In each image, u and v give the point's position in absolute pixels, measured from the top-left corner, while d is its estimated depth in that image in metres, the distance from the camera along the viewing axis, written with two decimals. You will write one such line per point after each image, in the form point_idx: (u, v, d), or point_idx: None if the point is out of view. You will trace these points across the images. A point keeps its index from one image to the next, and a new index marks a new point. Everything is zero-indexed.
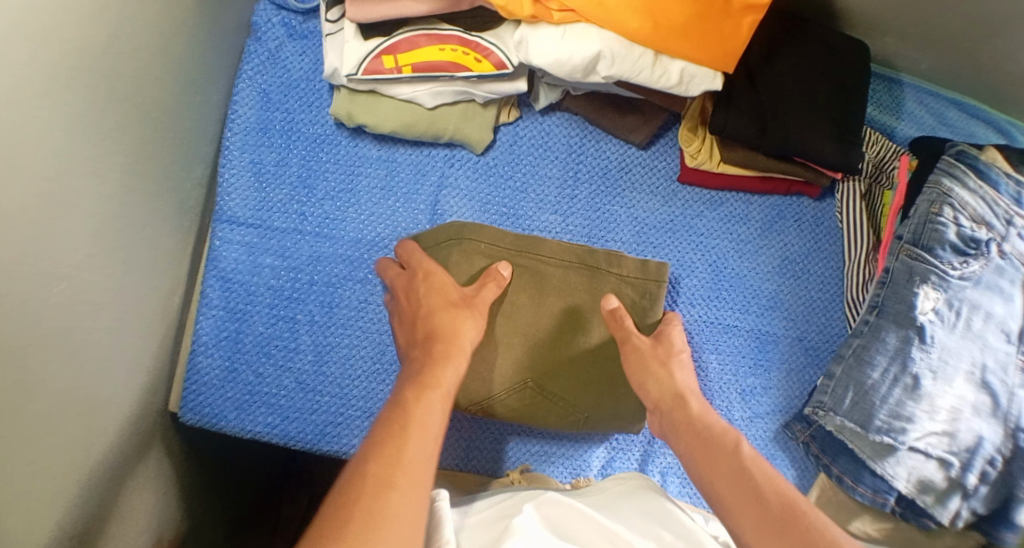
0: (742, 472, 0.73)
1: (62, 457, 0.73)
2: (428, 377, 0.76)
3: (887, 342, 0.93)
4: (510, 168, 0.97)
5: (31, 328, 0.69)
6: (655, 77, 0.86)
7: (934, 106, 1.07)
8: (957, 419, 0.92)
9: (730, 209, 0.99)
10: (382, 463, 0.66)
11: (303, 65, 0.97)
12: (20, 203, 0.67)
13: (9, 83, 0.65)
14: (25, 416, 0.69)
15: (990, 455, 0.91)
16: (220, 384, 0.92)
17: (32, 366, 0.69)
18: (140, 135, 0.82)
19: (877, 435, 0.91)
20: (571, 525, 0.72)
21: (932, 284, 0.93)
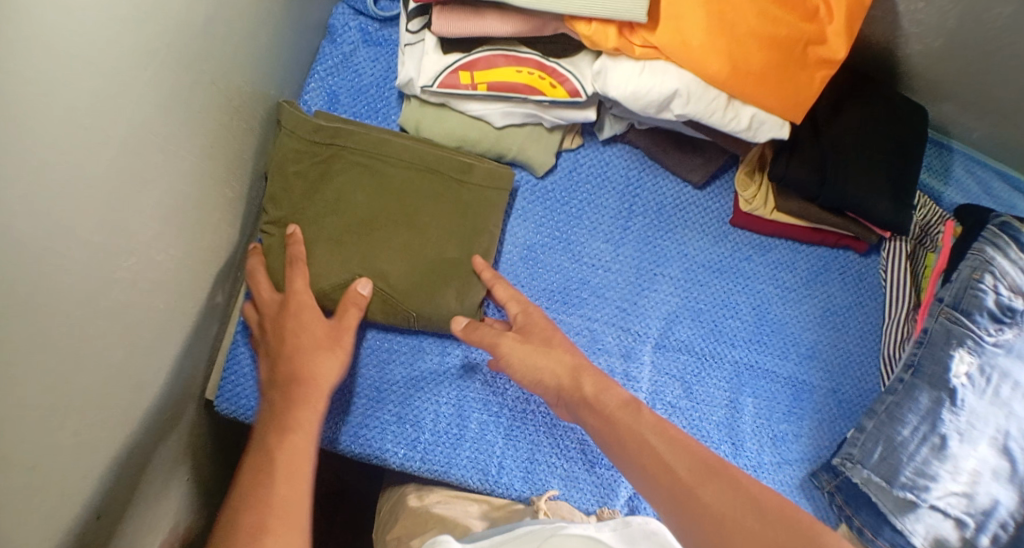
0: (720, 482, 0.73)
1: (100, 433, 0.74)
2: (287, 417, 0.79)
3: (920, 400, 0.95)
4: (567, 193, 0.98)
5: (93, 300, 0.69)
6: (725, 120, 0.87)
7: (981, 175, 1.09)
8: (977, 481, 0.93)
9: (778, 255, 1.01)
10: (256, 510, 0.72)
11: (375, 71, 0.98)
12: (103, 173, 0.67)
13: (111, 54, 0.65)
14: (77, 388, 0.69)
15: (1003, 519, 0.92)
16: (259, 376, 0.93)
17: (88, 336, 0.69)
18: (220, 122, 0.83)
19: (900, 490, 0.92)
20: None
21: (968, 348, 0.95)
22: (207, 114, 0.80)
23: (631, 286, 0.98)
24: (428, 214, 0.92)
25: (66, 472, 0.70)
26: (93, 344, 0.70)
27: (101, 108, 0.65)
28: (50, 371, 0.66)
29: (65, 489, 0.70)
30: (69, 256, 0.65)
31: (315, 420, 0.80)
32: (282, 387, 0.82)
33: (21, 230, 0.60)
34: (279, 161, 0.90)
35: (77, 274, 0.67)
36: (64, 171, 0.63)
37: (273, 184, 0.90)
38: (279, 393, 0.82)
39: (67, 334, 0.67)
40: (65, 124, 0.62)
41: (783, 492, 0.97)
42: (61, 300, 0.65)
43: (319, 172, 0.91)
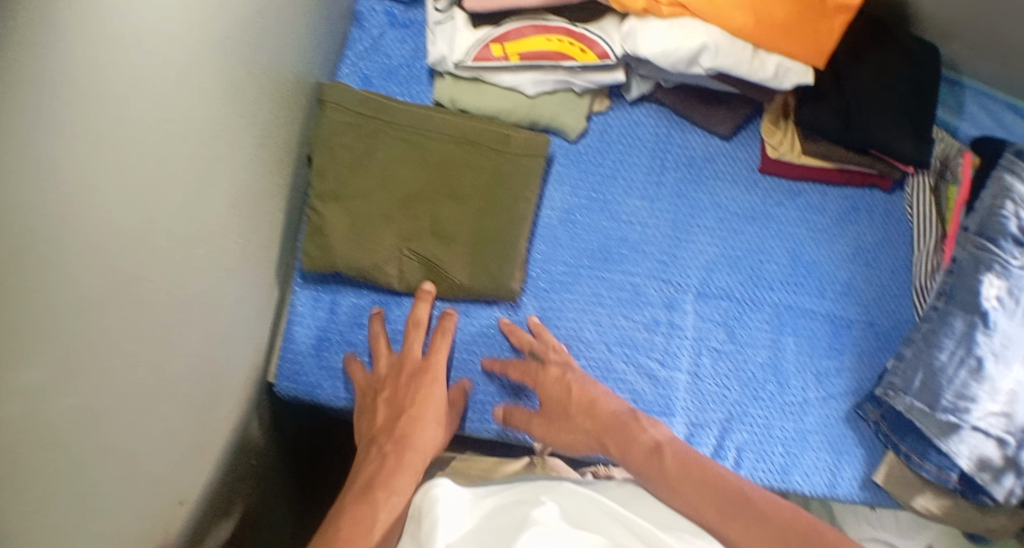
0: (741, 523, 0.76)
1: (182, 417, 0.78)
2: (383, 481, 0.82)
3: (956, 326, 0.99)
4: (600, 155, 1.01)
5: (172, 286, 0.73)
6: (753, 70, 0.90)
7: (992, 109, 1.12)
8: (1015, 400, 0.97)
9: (808, 199, 1.04)
10: None
11: (404, 52, 1.01)
12: (177, 165, 0.71)
13: (178, 51, 0.69)
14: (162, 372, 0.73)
15: None
16: (314, 352, 0.96)
17: (169, 322, 0.73)
18: (269, 113, 0.86)
19: (944, 414, 0.96)
20: (588, 517, 0.75)
21: (996, 271, 0.98)
22: (261, 107, 0.84)
23: (669, 239, 1.01)
24: (470, 188, 0.96)
25: (156, 453, 0.74)
26: (176, 330, 0.74)
27: (171, 104, 0.69)
28: (143, 353, 0.70)
29: (156, 469, 0.74)
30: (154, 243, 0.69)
31: (406, 488, 0.82)
32: (397, 443, 0.86)
33: (115, 224, 0.64)
34: (325, 143, 0.92)
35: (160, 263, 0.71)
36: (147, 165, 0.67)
37: (319, 159, 0.92)
38: (388, 447, 0.85)
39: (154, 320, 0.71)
40: (147, 121, 0.66)
41: (829, 425, 1.02)
42: (145, 287, 0.69)
43: (363, 147, 0.93)
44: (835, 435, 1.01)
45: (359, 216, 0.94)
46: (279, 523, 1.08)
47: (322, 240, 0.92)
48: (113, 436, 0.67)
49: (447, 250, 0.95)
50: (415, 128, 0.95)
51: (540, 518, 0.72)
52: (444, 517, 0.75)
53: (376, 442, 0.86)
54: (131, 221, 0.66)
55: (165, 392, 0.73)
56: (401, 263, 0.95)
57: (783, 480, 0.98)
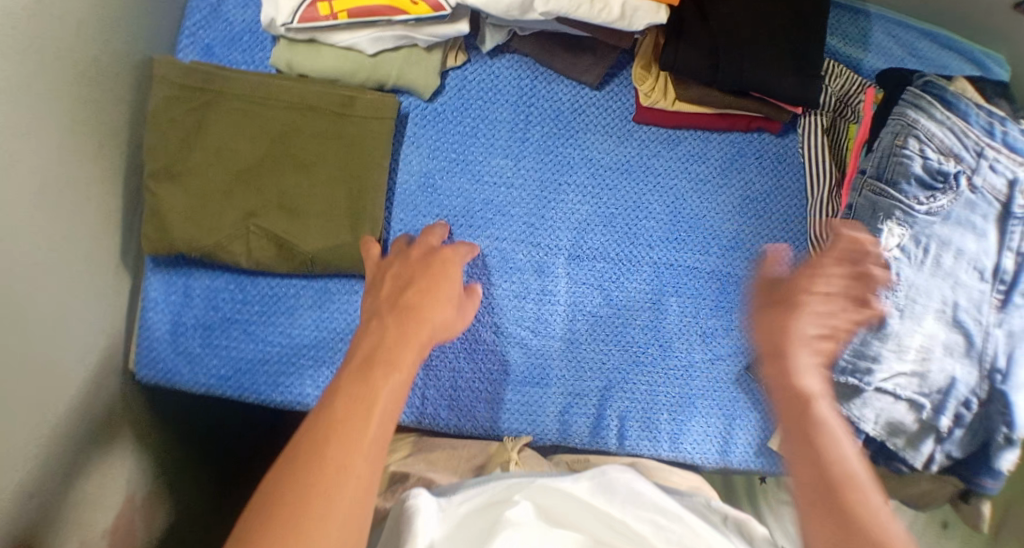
0: (813, 442, 0.63)
1: (13, 418, 0.75)
2: (386, 356, 0.68)
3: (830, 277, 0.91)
4: (459, 113, 0.95)
5: None
6: (595, 12, 0.82)
7: (903, 37, 1.02)
8: (929, 358, 0.89)
9: (689, 147, 0.97)
10: (320, 467, 0.60)
11: (246, 16, 0.95)
12: None
13: None
14: None
15: (964, 397, 0.88)
16: (170, 338, 0.93)
17: None
18: (81, 92, 0.82)
19: (842, 377, 0.90)
20: (569, 518, 0.68)
21: (896, 220, 0.90)
22: (62, 87, 0.79)
23: (537, 199, 0.95)
24: (315, 157, 0.90)
25: None
26: None
27: None
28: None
29: None
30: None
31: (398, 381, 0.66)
32: (399, 315, 0.73)
33: None
34: (158, 114, 0.88)
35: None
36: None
37: (149, 137, 0.88)
38: (388, 318, 0.72)
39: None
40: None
41: (719, 389, 0.94)
42: None
43: (195, 121, 0.89)
44: (726, 397, 0.94)
45: (199, 192, 0.89)
46: (187, 510, 1.07)
47: (160, 221, 0.88)
48: None
49: (296, 224, 0.90)
50: (250, 96, 0.89)
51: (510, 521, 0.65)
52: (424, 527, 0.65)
53: (377, 312, 0.74)
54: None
55: None
56: (248, 241, 0.90)
57: (670, 449, 0.94)
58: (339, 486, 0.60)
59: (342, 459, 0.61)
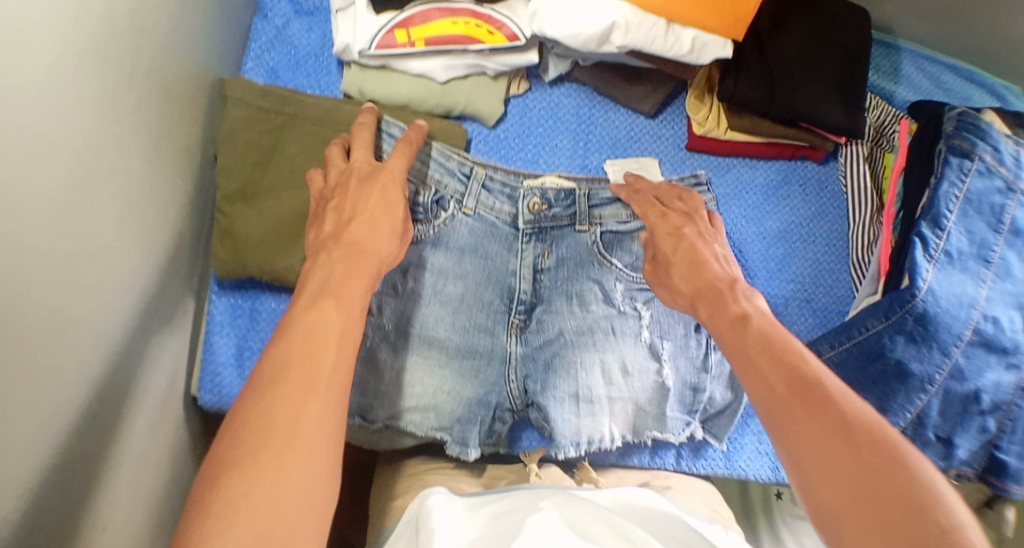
0: (754, 359, 0.72)
1: (99, 443, 0.74)
2: (337, 285, 0.72)
3: (566, 312, 0.92)
4: (521, 139, 0.98)
5: (71, 311, 0.69)
6: (668, 45, 0.86)
7: (931, 71, 1.09)
8: (471, 348, 0.92)
9: (738, 173, 1.02)
10: (265, 432, 0.60)
11: (312, 41, 0.97)
12: (59, 182, 0.66)
13: (44, 58, 0.64)
14: (75, 399, 0.69)
15: (557, 396, 0.90)
16: (235, 361, 0.94)
17: (74, 350, 0.69)
18: (161, 113, 0.82)
19: (564, 420, 0.90)
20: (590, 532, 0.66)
21: (597, 257, 0.93)
22: (146, 111, 0.79)
23: None
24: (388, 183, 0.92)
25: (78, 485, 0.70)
26: (80, 351, 0.70)
27: (42, 118, 0.64)
28: (38, 380, 0.65)
29: (79, 501, 0.71)
30: (37, 267, 0.64)
31: (330, 342, 0.66)
32: (347, 250, 0.76)
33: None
34: (234, 134, 0.90)
35: (48, 283, 0.65)
36: (11, 175, 0.61)
37: (223, 157, 0.90)
38: (337, 253, 0.76)
39: (50, 344, 0.66)
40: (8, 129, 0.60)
41: None
42: (41, 313, 0.65)
43: (269, 143, 0.91)
44: None
45: (271, 213, 0.91)
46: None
47: (232, 242, 0.91)
48: (18, 477, 0.63)
49: None
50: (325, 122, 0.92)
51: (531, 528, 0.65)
52: (441, 527, 0.68)
53: (326, 247, 0.77)
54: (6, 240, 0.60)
55: (69, 425, 0.68)
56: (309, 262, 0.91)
57: (726, 467, 1.00)
58: (307, 403, 0.62)
59: (299, 399, 0.62)
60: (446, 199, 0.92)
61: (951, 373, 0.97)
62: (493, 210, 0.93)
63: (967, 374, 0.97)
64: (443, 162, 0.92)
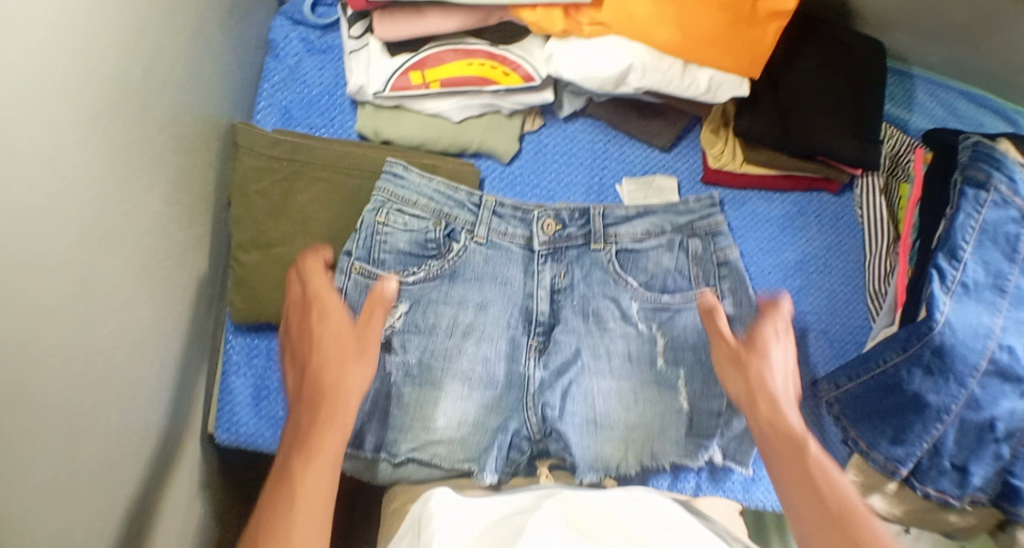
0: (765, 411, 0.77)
1: (120, 502, 0.74)
2: (332, 380, 0.73)
3: (583, 330, 0.93)
4: (536, 176, 0.97)
5: (92, 377, 0.69)
6: (684, 86, 0.86)
7: (944, 97, 1.09)
8: (492, 377, 0.92)
9: (754, 206, 1.02)
10: (273, 514, 0.64)
11: (324, 79, 0.97)
12: (75, 253, 0.66)
13: (59, 133, 0.63)
14: (95, 465, 0.70)
15: (580, 420, 0.91)
16: (252, 400, 0.94)
17: (93, 416, 0.69)
18: (176, 166, 0.81)
19: (588, 443, 0.91)
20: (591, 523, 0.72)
21: (612, 275, 0.94)
22: (161, 166, 0.78)
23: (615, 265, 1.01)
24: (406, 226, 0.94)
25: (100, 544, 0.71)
26: (99, 415, 0.70)
27: (58, 194, 0.63)
28: (61, 447, 0.65)
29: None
30: (57, 341, 0.64)
31: (336, 436, 0.70)
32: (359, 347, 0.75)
33: (17, 330, 0.59)
34: (246, 181, 0.89)
35: (68, 349, 0.65)
36: (30, 255, 0.61)
37: (234, 208, 0.89)
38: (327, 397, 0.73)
39: (71, 410, 0.66)
40: (27, 199, 0.60)
41: None
42: (62, 386, 0.65)
43: (280, 191, 0.90)
44: None
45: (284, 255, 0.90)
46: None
47: (247, 290, 0.89)
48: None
49: None
50: (338, 165, 0.91)
51: (534, 525, 0.69)
52: (441, 529, 0.71)
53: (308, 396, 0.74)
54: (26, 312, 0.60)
55: (90, 490, 0.69)
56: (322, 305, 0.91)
57: (743, 498, 1.01)
58: (297, 498, 0.65)
59: (290, 494, 0.66)
60: (457, 231, 0.92)
61: (967, 404, 0.95)
62: (505, 235, 0.94)
63: (983, 404, 0.94)
64: (451, 194, 0.92)
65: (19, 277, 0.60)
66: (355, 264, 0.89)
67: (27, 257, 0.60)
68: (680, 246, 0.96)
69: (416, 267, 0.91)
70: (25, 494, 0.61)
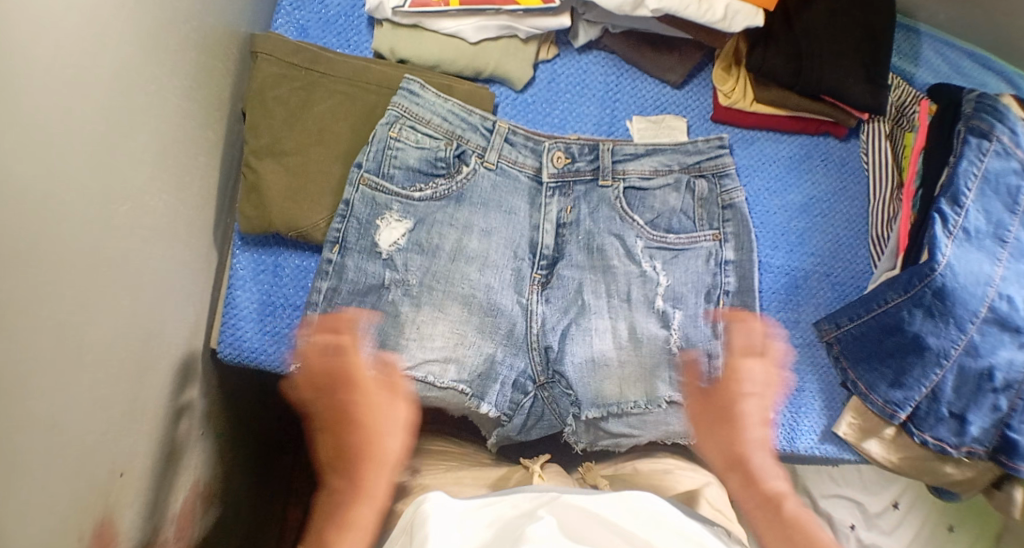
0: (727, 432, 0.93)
1: (110, 379, 0.75)
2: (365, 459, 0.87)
3: (586, 267, 0.95)
4: (549, 105, 0.99)
5: (90, 240, 0.69)
6: (701, 11, 0.89)
7: (950, 56, 1.11)
8: (493, 309, 0.92)
9: (762, 146, 1.04)
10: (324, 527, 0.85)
11: (342, 0, 0.97)
12: (90, 113, 0.67)
13: None
14: (89, 334, 0.71)
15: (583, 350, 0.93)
16: (258, 316, 0.93)
17: (90, 282, 0.70)
18: (196, 60, 0.82)
19: (585, 367, 0.93)
20: (588, 533, 0.67)
21: (619, 212, 0.95)
22: (182, 56, 0.80)
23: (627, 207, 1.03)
24: None
25: (84, 413, 0.71)
26: (96, 284, 0.71)
27: (78, 48, 0.65)
28: (55, 301, 0.66)
29: (85, 432, 0.72)
30: (61, 194, 0.65)
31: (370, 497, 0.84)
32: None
33: (23, 166, 0.61)
34: (264, 87, 0.90)
35: (72, 210, 0.67)
36: (44, 99, 0.62)
37: (252, 113, 0.90)
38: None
39: (68, 270, 0.67)
40: (42, 50, 0.62)
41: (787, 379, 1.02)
42: (59, 239, 0.65)
43: (299, 101, 0.91)
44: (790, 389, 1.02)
45: (297, 165, 0.91)
46: (234, 495, 1.07)
47: (257, 197, 0.90)
48: (30, 398, 0.64)
49: None
50: (356, 80, 0.92)
51: (534, 534, 0.65)
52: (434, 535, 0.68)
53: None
54: (36, 159, 0.62)
55: (76, 355, 0.69)
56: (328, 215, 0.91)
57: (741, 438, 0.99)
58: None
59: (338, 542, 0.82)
60: (468, 153, 0.93)
61: (966, 350, 0.94)
62: (515, 164, 0.94)
63: (983, 351, 0.94)
64: (464, 118, 0.93)
65: (35, 126, 0.61)
66: (365, 176, 0.90)
67: (38, 100, 0.61)
68: (687, 186, 0.96)
69: (427, 185, 0.91)
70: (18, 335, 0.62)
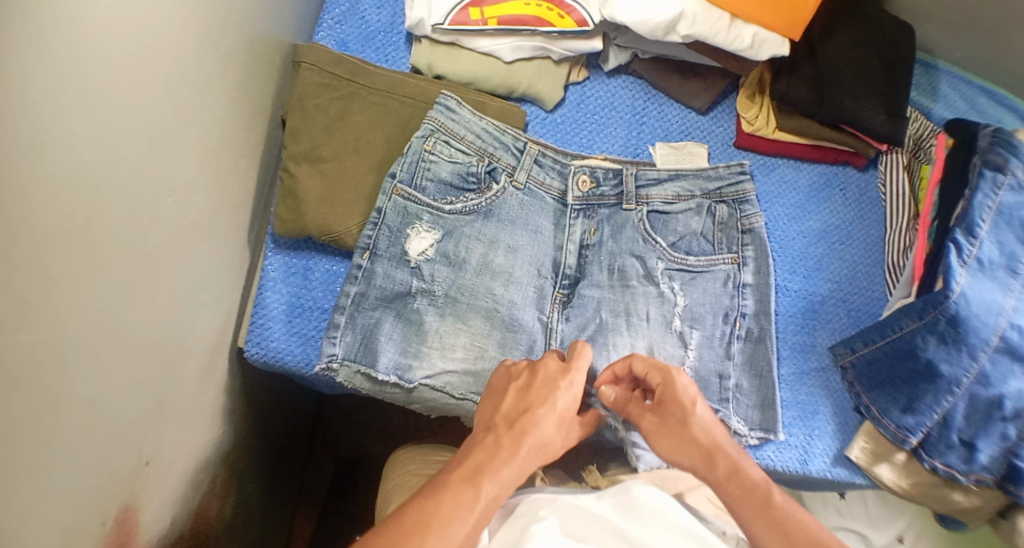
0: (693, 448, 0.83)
1: (143, 368, 0.77)
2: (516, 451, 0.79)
3: (607, 286, 0.97)
4: (577, 125, 1.02)
5: (134, 231, 0.72)
6: (729, 39, 0.93)
7: (966, 92, 1.14)
8: (514, 321, 0.94)
9: (782, 173, 1.07)
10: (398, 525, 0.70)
11: (382, 17, 1.01)
12: (146, 109, 0.70)
13: None
14: (129, 323, 0.73)
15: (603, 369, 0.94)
16: (286, 318, 0.95)
17: (132, 273, 0.72)
18: (244, 65, 0.86)
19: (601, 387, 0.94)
20: (588, 531, 0.76)
21: (642, 234, 0.98)
22: (231, 60, 0.83)
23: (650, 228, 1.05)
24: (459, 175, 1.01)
25: (119, 399, 0.73)
26: (137, 275, 0.73)
27: (141, 46, 0.68)
28: (99, 287, 0.68)
29: (117, 417, 0.74)
30: (114, 184, 0.68)
31: (503, 473, 0.77)
32: (514, 435, 0.80)
33: (81, 155, 0.63)
34: (306, 96, 0.93)
35: (122, 200, 0.69)
36: (107, 93, 0.65)
37: (292, 120, 0.93)
38: (504, 439, 0.80)
39: (115, 259, 0.70)
40: (112, 46, 0.65)
41: (800, 400, 1.04)
42: (109, 227, 0.68)
43: (338, 110, 0.94)
44: (802, 412, 1.04)
45: (333, 172, 0.94)
46: (246, 498, 1.08)
47: (293, 202, 0.93)
48: (69, 377, 0.66)
49: None
50: (395, 93, 0.96)
51: (536, 530, 0.74)
52: None
53: (494, 429, 0.81)
54: (95, 149, 0.65)
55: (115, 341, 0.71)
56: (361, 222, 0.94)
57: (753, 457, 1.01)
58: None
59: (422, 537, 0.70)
60: (498, 171, 0.96)
61: (977, 378, 0.96)
62: (543, 184, 0.97)
63: (992, 380, 0.95)
64: (497, 136, 0.96)
65: (98, 118, 0.64)
66: (398, 187, 0.92)
67: (101, 94, 0.65)
68: (708, 210, 0.99)
69: (458, 199, 0.94)
70: (61, 314, 0.64)
